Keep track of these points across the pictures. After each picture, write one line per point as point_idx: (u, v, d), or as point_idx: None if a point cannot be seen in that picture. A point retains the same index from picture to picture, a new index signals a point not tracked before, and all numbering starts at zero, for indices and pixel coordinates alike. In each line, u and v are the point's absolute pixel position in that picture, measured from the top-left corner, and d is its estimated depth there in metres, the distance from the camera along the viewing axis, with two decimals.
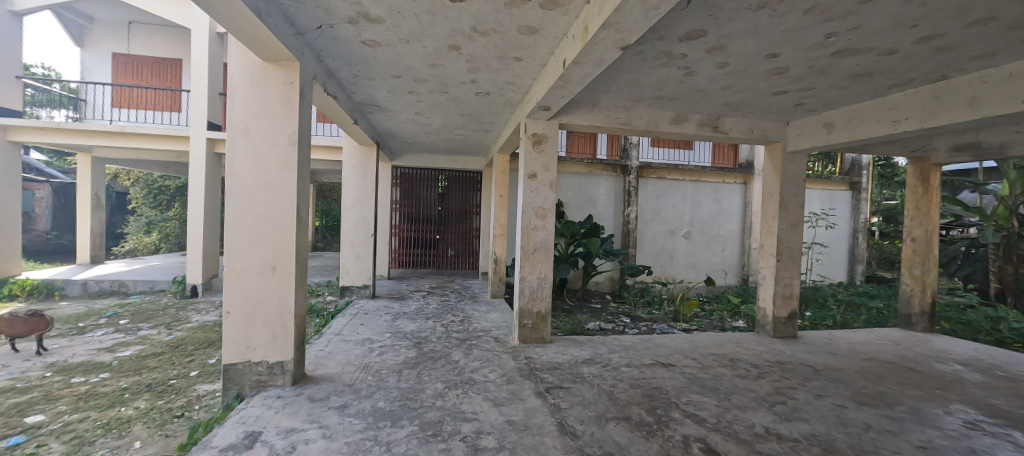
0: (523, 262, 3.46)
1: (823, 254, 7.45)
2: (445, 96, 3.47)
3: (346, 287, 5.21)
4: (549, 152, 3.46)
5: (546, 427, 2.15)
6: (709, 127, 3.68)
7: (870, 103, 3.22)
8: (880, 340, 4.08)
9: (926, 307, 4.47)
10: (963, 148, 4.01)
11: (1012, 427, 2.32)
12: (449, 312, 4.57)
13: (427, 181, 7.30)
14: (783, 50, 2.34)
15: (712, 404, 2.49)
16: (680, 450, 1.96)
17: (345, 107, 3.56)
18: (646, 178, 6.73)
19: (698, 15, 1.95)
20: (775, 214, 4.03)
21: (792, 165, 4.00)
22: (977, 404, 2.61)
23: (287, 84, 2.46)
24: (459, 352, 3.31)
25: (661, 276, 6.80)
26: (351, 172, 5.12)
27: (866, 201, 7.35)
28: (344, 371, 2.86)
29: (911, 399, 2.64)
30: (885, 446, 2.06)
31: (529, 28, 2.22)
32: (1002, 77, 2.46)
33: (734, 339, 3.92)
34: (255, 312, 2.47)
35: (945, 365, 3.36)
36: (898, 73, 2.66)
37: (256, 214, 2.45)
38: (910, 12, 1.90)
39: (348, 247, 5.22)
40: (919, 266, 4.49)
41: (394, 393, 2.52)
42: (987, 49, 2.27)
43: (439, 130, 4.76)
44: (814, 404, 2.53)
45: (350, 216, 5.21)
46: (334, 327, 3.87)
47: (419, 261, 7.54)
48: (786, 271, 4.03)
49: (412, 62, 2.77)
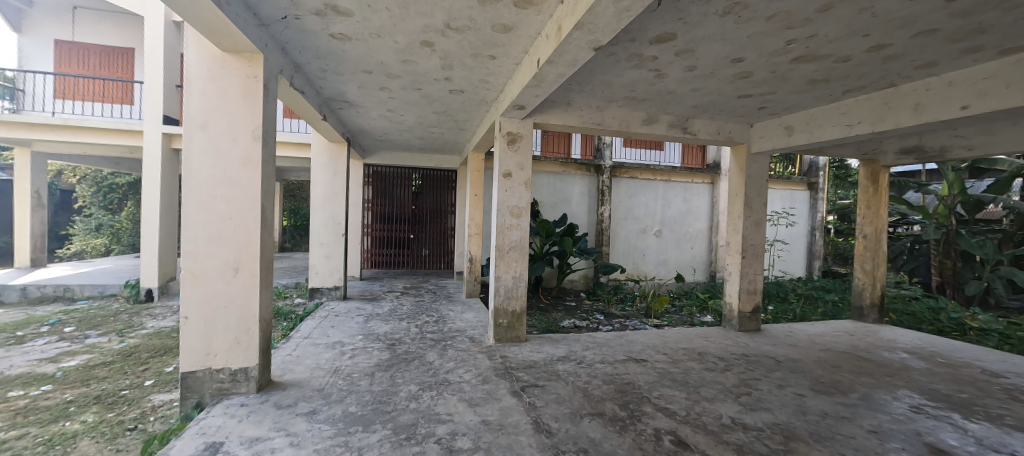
0: (498, 261, 3.45)
1: (784, 251, 7.83)
2: (419, 93, 3.41)
3: (316, 288, 5.04)
4: (524, 151, 3.46)
5: (521, 426, 2.15)
6: (678, 128, 3.78)
7: (826, 108, 3.42)
8: (836, 331, 4.32)
9: (876, 299, 4.76)
10: (909, 151, 4.30)
11: (950, 410, 2.51)
12: (424, 312, 4.51)
13: (401, 179, 7.17)
14: (747, 55, 2.44)
15: (682, 397, 2.57)
16: (652, 444, 2.00)
17: (314, 102, 3.44)
18: (619, 177, 6.86)
19: (668, 18, 2.00)
20: (740, 213, 4.20)
21: (754, 166, 4.18)
22: (922, 390, 2.80)
23: (250, 78, 2.34)
24: (434, 352, 3.28)
25: (634, 273, 6.96)
26: (321, 169, 4.95)
27: (822, 201, 7.78)
28: (313, 375, 2.76)
29: (863, 387, 2.82)
30: (840, 432, 2.18)
31: (503, 27, 2.21)
32: (943, 86, 2.67)
33: (702, 334, 4.06)
34: (217, 317, 2.34)
35: (894, 354, 3.60)
36: (852, 80, 2.83)
37: (216, 214, 2.32)
38: (862, 22, 2.02)
39: (317, 247, 5.05)
40: (870, 262, 4.79)
41: (366, 397, 2.45)
42: (929, 59, 2.44)
43: (413, 128, 4.67)
44: (777, 394, 2.65)
45: (319, 215, 5.04)
46: (303, 330, 3.74)
47: (393, 261, 7.40)
48: (750, 267, 4.21)
49: (384, 58, 2.70)
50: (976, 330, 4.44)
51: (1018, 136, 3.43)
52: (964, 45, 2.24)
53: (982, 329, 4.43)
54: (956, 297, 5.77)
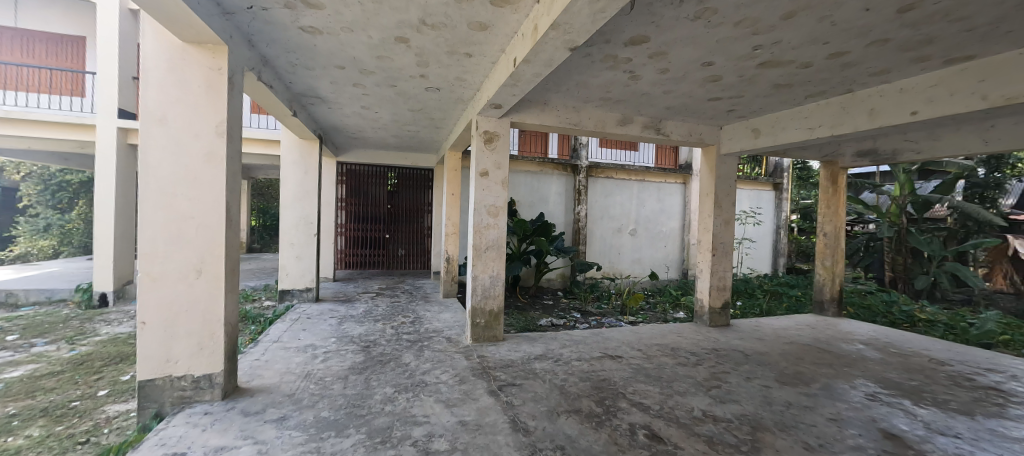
0: (475, 260, 3.44)
1: (752, 249, 8.15)
2: (393, 90, 3.35)
3: (286, 290, 4.87)
4: (501, 151, 3.45)
5: (499, 425, 2.14)
6: (652, 129, 3.87)
7: (789, 112, 3.57)
8: (799, 325, 4.53)
9: (835, 294, 5.03)
10: (864, 154, 4.55)
11: (902, 397, 2.68)
12: (400, 313, 4.43)
13: (376, 178, 7.03)
14: (716, 59, 2.52)
15: (656, 391, 2.63)
16: (627, 438, 2.04)
17: (283, 97, 3.32)
18: (595, 177, 6.96)
19: (641, 21, 2.04)
20: (710, 212, 4.34)
21: (724, 166, 4.33)
22: (877, 378, 2.98)
23: (214, 70, 2.24)
24: (410, 354, 3.22)
25: (609, 271, 7.08)
26: (291, 167, 4.78)
27: (786, 201, 8.15)
28: (283, 380, 2.66)
29: (824, 377, 2.96)
30: (803, 421, 2.29)
31: (479, 24, 2.20)
32: (895, 92, 2.84)
33: (675, 330, 4.17)
34: (178, 321, 2.22)
35: (851, 345, 3.80)
36: (813, 85, 2.97)
37: (177, 212, 2.20)
38: (822, 30, 2.12)
39: (288, 247, 4.88)
40: (829, 259, 5.04)
41: (340, 401, 2.39)
42: (882, 67, 2.59)
43: (388, 125, 4.58)
44: (745, 386, 2.75)
45: (289, 214, 4.86)
46: (272, 333, 3.61)
47: (368, 261, 7.24)
48: (720, 265, 4.36)
49: (357, 53, 2.63)
50: (924, 321, 4.75)
51: (961, 140, 3.70)
52: (913, 54, 2.39)
53: (930, 320, 4.75)
54: (907, 290, 6.17)
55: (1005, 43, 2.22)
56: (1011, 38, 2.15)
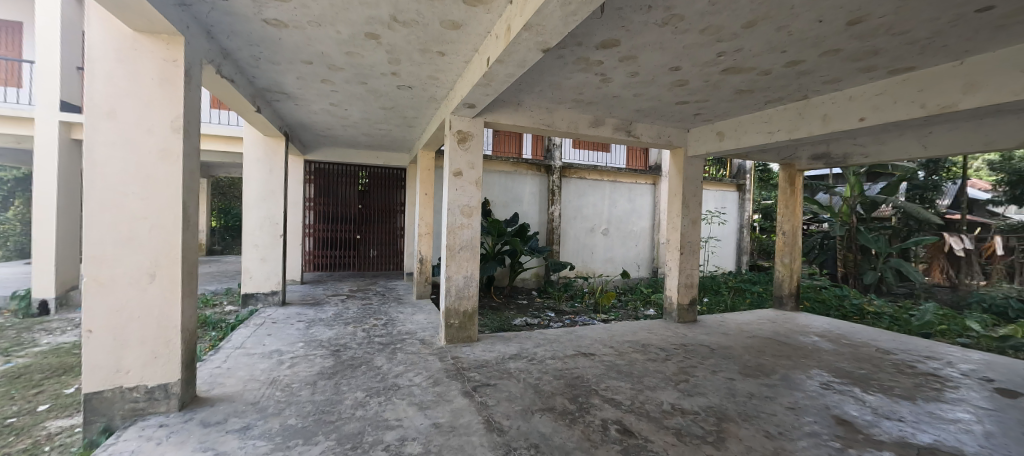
0: (448, 261, 3.41)
1: (717, 247, 8.49)
2: (364, 88, 3.28)
3: (249, 294, 4.66)
4: (475, 151, 3.44)
5: (473, 425, 2.14)
6: (623, 131, 3.96)
7: (750, 116, 3.74)
8: (760, 319, 4.76)
9: (793, 289, 5.31)
10: (819, 157, 4.83)
11: (852, 384, 2.87)
12: (372, 316, 4.34)
13: (346, 177, 6.85)
14: (683, 65, 2.61)
15: (627, 387, 2.69)
16: (600, 434, 2.08)
17: (246, 92, 3.18)
18: (568, 178, 7.05)
19: (612, 25, 2.08)
20: (678, 212, 4.49)
21: (691, 168, 4.49)
22: (830, 368, 3.17)
23: (169, 62, 2.11)
24: (382, 356, 3.16)
25: (583, 270, 7.19)
26: (255, 165, 4.58)
27: (749, 201, 8.53)
28: (247, 388, 2.54)
29: (782, 368, 3.13)
30: (764, 410, 2.41)
31: (452, 23, 2.19)
32: (845, 99, 3.03)
33: (645, 327, 4.29)
34: (128, 329, 2.08)
35: (807, 337, 4.03)
36: (772, 92, 3.12)
37: (128, 212, 2.07)
38: (780, 39, 2.23)
39: (251, 249, 4.67)
40: (788, 256, 5.32)
41: (307, 408, 2.31)
42: (834, 76, 2.76)
43: (358, 124, 4.47)
44: (711, 379, 2.86)
45: (253, 215, 4.65)
46: (235, 339, 3.44)
47: (338, 263, 7.03)
48: (687, 263, 4.52)
49: (325, 48, 2.56)
50: (872, 314, 5.10)
51: (904, 145, 3.98)
52: (861, 64, 2.56)
53: (877, 313, 5.11)
54: (857, 285, 6.57)
55: (940, 56, 2.42)
56: (945, 52, 2.34)
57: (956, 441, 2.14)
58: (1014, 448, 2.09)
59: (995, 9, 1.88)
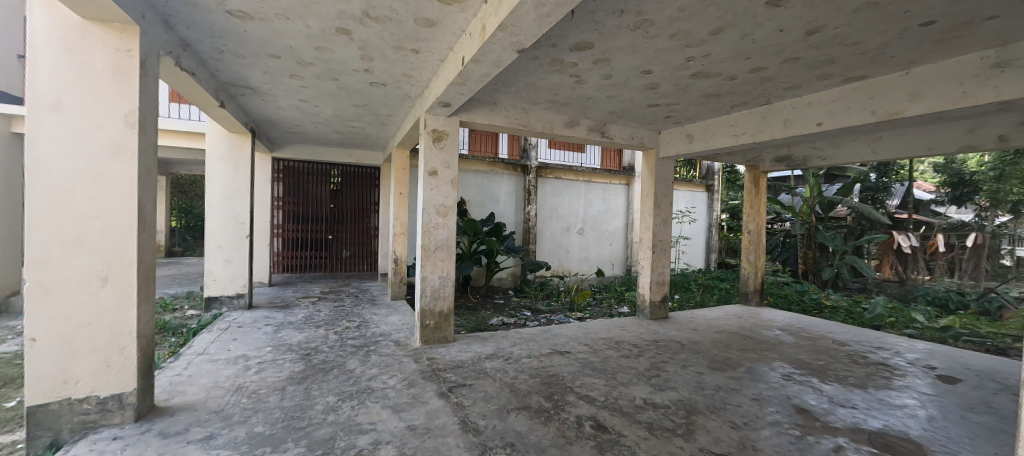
0: (424, 261, 3.37)
1: (688, 246, 8.77)
2: (335, 84, 3.19)
3: (213, 298, 4.46)
4: (450, 150, 3.41)
5: (448, 427, 2.12)
6: (598, 132, 4.03)
7: (718, 120, 3.88)
8: (727, 315, 4.96)
9: (757, 286, 5.55)
10: (781, 159, 5.06)
11: (811, 375, 3.03)
12: (344, 318, 4.23)
13: (317, 176, 6.66)
14: (654, 68, 2.68)
15: (602, 384, 2.74)
16: (574, 430, 2.11)
17: (208, 86, 3.04)
18: (544, 177, 7.10)
19: (586, 28, 2.12)
20: (650, 211, 4.61)
21: (662, 169, 4.61)
22: (792, 360, 3.34)
23: (122, 53, 1.99)
24: (355, 359, 3.09)
25: (559, 269, 7.26)
26: (219, 162, 4.37)
27: (717, 201, 8.86)
28: (210, 396, 2.43)
29: (747, 361, 3.26)
30: (730, 402, 2.51)
31: (426, 21, 2.16)
32: (804, 105, 3.20)
33: (619, 324, 4.38)
34: (78, 336, 1.94)
35: (771, 331, 4.23)
36: (737, 96, 3.25)
37: (77, 211, 1.93)
38: (745, 46, 2.33)
39: (215, 250, 4.47)
40: (752, 254, 5.56)
41: (276, 414, 2.23)
42: (794, 82, 2.90)
43: (329, 120, 4.35)
44: (681, 373, 2.95)
45: (216, 214, 4.44)
46: (196, 345, 3.28)
47: (308, 264, 6.82)
48: (659, 261, 4.65)
49: (293, 43, 2.48)
50: (829, 308, 5.40)
51: (857, 149, 4.23)
52: (818, 72, 2.71)
53: (833, 307, 5.41)
54: (816, 280, 6.94)
55: (888, 66, 2.59)
56: (893, 62, 2.51)
57: (902, 426, 2.29)
58: (953, 430, 2.27)
59: (936, 24, 2.02)
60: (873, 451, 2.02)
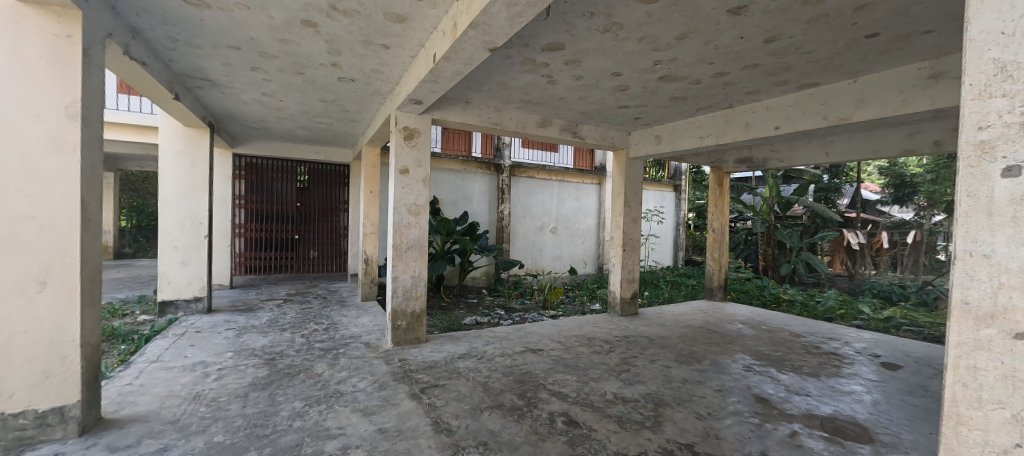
0: (395, 261, 3.31)
1: (657, 244, 9.03)
2: (301, 78, 3.08)
3: (168, 302, 4.21)
4: (422, 148, 3.37)
5: (421, 428, 2.10)
6: (570, 132, 4.08)
7: (684, 122, 4.02)
8: (693, 310, 5.15)
9: (721, 282, 5.79)
10: (743, 161, 5.29)
11: (769, 366, 3.19)
12: (312, 320, 4.10)
13: (282, 173, 6.42)
14: (624, 71, 2.74)
15: (573, 380, 2.78)
16: (547, 427, 2.14)
17: (161, 78, 2.87)
18: (518, 177, 7.13)
19: (557, 29, 2.14)
20: (621, 210, 4.73)
21: (632, 168, 4.73)
22: (752, 352, 3.51)
23: (61, 38, 1.83)
24: (323, 363, 2.99)
25: (532, 268, 7.32)
26: (173, 158, 4.13)
27: (684, 201, 9.19)
28: (164, 406, 2.29)
29: (712, 354, 3.41)
30: (695, 394, 2.61)
31: (397, 16, 2.12)
32: (763, 109, 3.36)
33: (591, 321, 4.46)
34: (12, 346, 1.78)
35: (733, 325, 4.43)
36: (702, 100, 3.37)
37: (11, 210, 1.78)
38: (708, 52, 2.42)
39: (169, 251, 4.22)
40: (717, 251, 5.79)
41: (238, 422, 2.13)
42: (754, 88, 3.05)
43: (295, 116, 4.19)
44: (650, 368, 3.04)
45: (171, 214, 4.19)
46: (149, 352, 3.09)
47: (273, 265, 6.56)
48: (629, 259, 4.77)
49: (255, 34, 2.37)
50: (786, 301, 5.72)
51: (811, 152, 4.49)
52: (776, 78, 2.85)
53: (790, 300, 5.74)
54: (774, 276, 7.32)
55: (839, 75, 2.76)
56: (842, 71, 2.68)
57: (850, 410, 2.46)
58: (895, 412, 2.46)
59: (879, 36, 2.18)
60: (825, 435, 2.16)
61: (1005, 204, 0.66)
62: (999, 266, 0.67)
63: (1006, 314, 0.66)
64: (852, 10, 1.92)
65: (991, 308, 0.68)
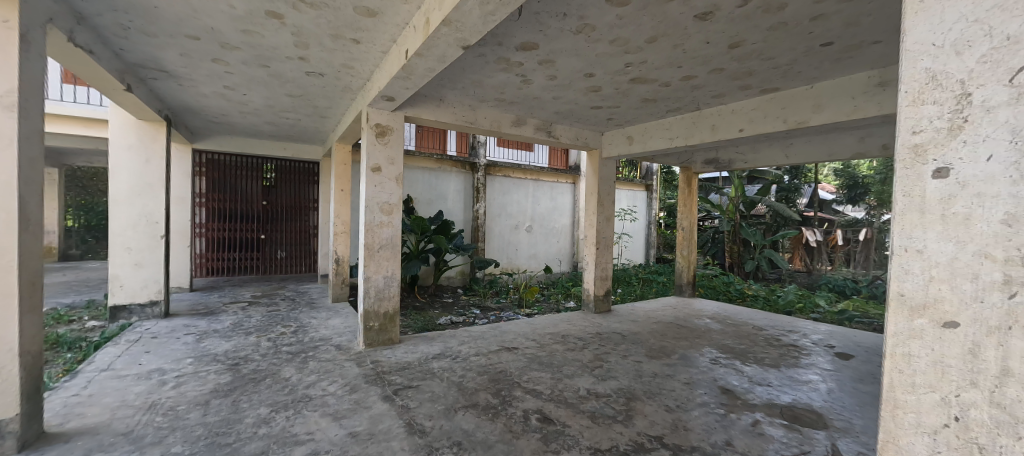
0: (367, 261, 3.24)
1: (630, 242, 9.24)
2: (266, 72, 2.96)
3: (120, 307, 3.95)
4: (394, 145, 3.31)
5: (393, 430, 2.06)
6: (544, 131, 4.11)
7: (655, 123, 4.13)
8: (663, 306, 5.31)
9: (690, 279, 5.98)
10: (710, 162, 5.49)
11: (734, 358, 3.33)
12: (279, 323, 3.95)
13: (247, 171, 6.16)
14: (596, 72, 2.79)
15: (547, 377, 2.81)
16: (521, 425, 2.15)
17: (110, 67, 2.68)
18: (493, 175, 7.12)
19: (530, 28, 2.15)
20: (594, 209, 4.81)
21: (605, 168, 4.82)
22: (718, 346, 3.65)
23: None
24: (290, 367, 2.89)
25: (508, 266, 7.34)
26: (126, 154, 3.88)
27: (655, 200, 9.45)
28: (116, 416, 2.16)
29: (681, 348, 3.52)
30: (665, 387, 2.69)
31: (367, 10, 2.07)
32: (729, 111, 3.48)
33: (566, 319, 4.51)
34: None
35: (701, 320, 4.59)
36: (672, 102, 3.47)
37: None
38: (677, 55, 2.50)
39: (122, 253, 3.97)
40: (686, 249, 5.98)
41: (197, 432, 2.03)
42: (720, 91, 3.17)
43: (260, 111, 4.02)
44: (622, 363, 3.11)
45: (123, 213, 3.94)
46: (99, 360, 2.89)
47: (238, 266, 6.28)
48: (603, 257, 4.86)
49: (216, 24, 2.26)
50: (750, 297, 5.99)
51: (772, 153, 4.70)
52: (740, 83, 2.97)
53: (754, 295, 6.02)
54: (740, 272, 7.65)
55: (797, 81, 2.90)
56: (800, 77, 2.82)
57: (807, 398, 2.61)
58: (846, 399, 2.62)
59: (833, 45, 2.31)
60: (784, 423, 2.28)
61: (934, 203, 0.67)
62: (929, 260, 0.68)
63: (934, 306, 0.68)
64: (808, 19, 2.02)
65: (923, 298, 0.69)
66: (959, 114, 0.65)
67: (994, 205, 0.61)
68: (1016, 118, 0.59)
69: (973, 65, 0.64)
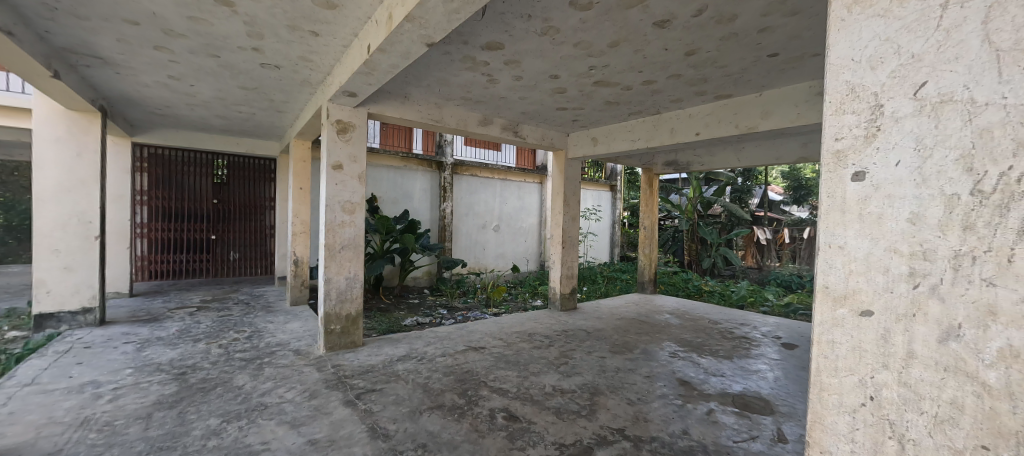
0: (328, 262, 3.13)
1: (595, 241, 9.46)
2: (215, 62, 2.79)
3: (47, 315, 3.60)
4: (356, 142, 3.21)
5: (355, 436, 2.01)
6: (510, 131, 4.13)
7: (618, 126, 4.25)
8: (626, 303, 5.49)
9: (651, 276, 6.21)
10: (670, 163, 5.72)
11: (692, 351, 3.49)
12: (232, 329, 3.74)
13: (196, 167, 5.78)
14: (561, 74, 2.83)
15: (514, 375, 2.83)
16: (487, 424, 2.16)
17: (32, 51, 2.43)
18: (460, 174, 7.07)
19: (495, 28, 2.16)
20: (560, 209, 4.89)
21: (570, 169, 4.91)
22: (677, 340, 3.82)
23: None
24: (244, 374, 2.75)
25: (475, 266, 7.31)
26: (52, 147, 3.54)
27: (619, 200, 9.74)
28: (41, 435, 1.96)
29: (642, 343, 3.65)
30: (627, 381, 2.78)
31: (326, 2, 2.00)
32: (687, 116, 3.65)
33: (532, 317, 4.56)
34: None
35: (662, 315, 4.78)
36: (634, 105, 3.59)
37: None
38: (638, 60, 2.59)
39: (49, 255, 3.61)
40: (648, 247, 6.20)
41: (138, 447, 1.89)
42: (678, 96, 3.31)
43: (209, 103, 3.78)
44: (586, 359, 3.19)
45: (49, 212, 3.58)
46: (20, 375, 2.62)
47: (185, 269, 5.87)
48: (568, 256, 4.95)
49: (158, 9, 2.10)
50: (707, 292, 6.31)
51: (726, 156, 4.97)
52: (696, 89, 3.12)
53: (710, 291, 6.34)
54: (698, 269, 8.03)
55: (748, 88, 3.09)
56: (750, 85, 3.00)
57: (756, 387, 2.78)
58: (791, 386, 2.82)
59: (779, 56, 2.47)
60: (735, 410, 2.42)
61: (853, 204, 0.73)
62: (849, 255, 0.74)
63: (852, 297, 0.74)
64: (756, 31, 2.16)
65: (843, 289, 0.75)
66: (874, 123, 0.70)
67: (900, 206, 0.67)
68: (918, 129, 0.65)
69: (885, 79, 0.70)
